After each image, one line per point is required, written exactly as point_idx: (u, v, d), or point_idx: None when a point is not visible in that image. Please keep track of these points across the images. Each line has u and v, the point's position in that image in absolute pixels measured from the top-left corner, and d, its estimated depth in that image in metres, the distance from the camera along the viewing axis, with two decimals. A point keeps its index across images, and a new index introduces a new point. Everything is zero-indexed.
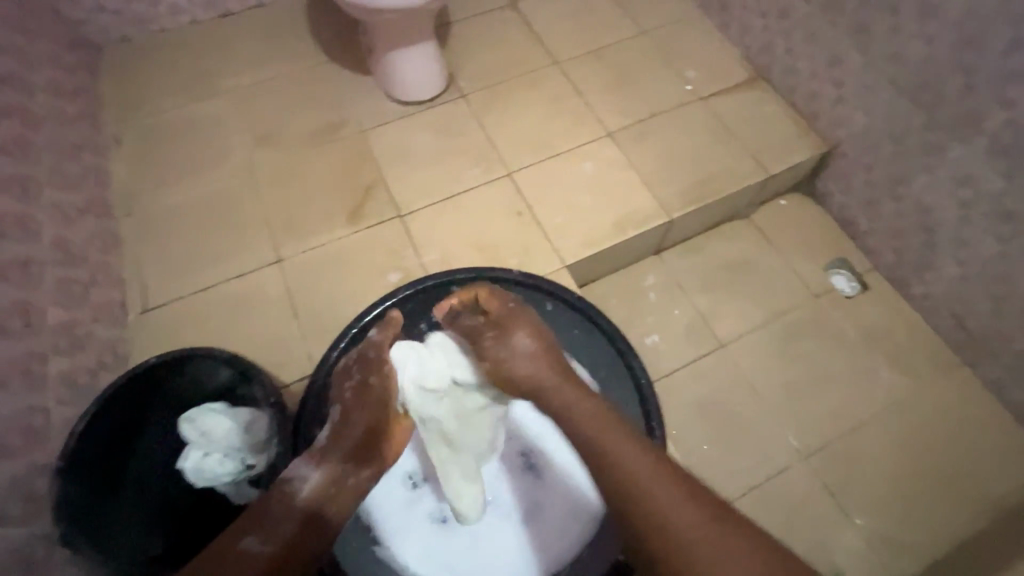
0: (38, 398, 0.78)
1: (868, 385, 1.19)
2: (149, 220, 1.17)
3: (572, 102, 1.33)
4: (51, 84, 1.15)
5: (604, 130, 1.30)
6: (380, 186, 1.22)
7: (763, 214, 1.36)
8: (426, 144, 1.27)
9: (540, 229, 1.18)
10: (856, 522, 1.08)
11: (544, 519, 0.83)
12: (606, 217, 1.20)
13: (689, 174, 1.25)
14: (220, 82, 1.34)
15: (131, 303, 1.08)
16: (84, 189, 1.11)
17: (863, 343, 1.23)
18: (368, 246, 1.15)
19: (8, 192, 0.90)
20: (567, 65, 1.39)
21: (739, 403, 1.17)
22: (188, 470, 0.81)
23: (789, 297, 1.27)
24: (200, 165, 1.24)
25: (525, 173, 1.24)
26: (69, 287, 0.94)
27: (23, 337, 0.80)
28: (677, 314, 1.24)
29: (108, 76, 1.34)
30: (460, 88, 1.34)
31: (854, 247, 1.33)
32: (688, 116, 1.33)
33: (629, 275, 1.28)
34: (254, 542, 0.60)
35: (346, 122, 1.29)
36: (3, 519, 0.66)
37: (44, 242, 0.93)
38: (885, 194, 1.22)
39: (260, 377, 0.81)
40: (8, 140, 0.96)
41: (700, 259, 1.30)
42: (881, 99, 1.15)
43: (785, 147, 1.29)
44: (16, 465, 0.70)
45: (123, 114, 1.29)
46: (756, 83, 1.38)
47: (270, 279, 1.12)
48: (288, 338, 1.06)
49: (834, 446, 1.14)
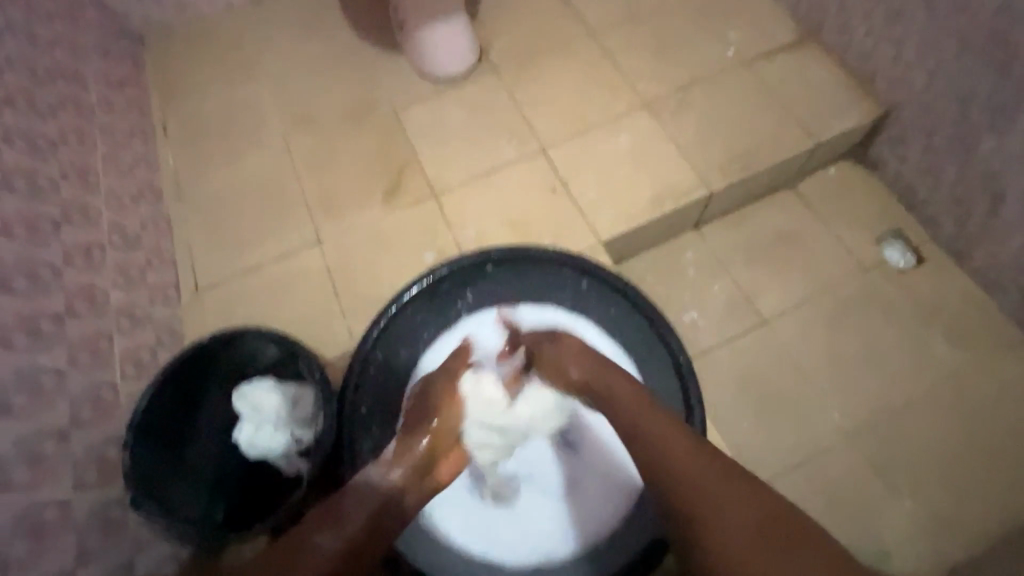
0: (107, 373, 0.84)
1: (922, 363, 1.14)
2: (196, 205, 1.22)
3: (608, 71, 1.29)
4: (101, 75, 1.20)
5: (640, 100, 1.25)
6: (413, 164, 1.22)
7: (810, 184, 1.29)
8: (460, 121, 1.26)
9: (575, 205, 1.16)
10: (905, 502, 1.05)
11: (585, 489, 0.86)
12: (643, 191, 1.16)
13: (731, 143, 1.20)
14: (257, 66, 1.37)
15: (184, 284, 1.13)
16: (137, 176, 1.16)
17: (918, 319, 1.17)
18: (404, 226, 1.16)
19: (68, 181, 0.96)
20: (602, 33, 1.34)
21: (781, 380, 1.14)
22: (241, 444, 0.85)
23: (837, 271, 1.22)
24: (242, 150, 1.27)
25: (559, 147, 1.22)
26: (127, 270, 1.00)
27: (90, 317, 0.86)
28: (717, 290, 1.21)
29: (153, 64, 1.38)
30: (492, 62, 1.32)
31: (911, 217, 1.25)
32: (731, 82, 1.26)
33: (667, 250, 1.25)
34: (325, 538, 0.59)
35: (381, 101, 1.30)
36: (82, 484, 0.72)
37: (103, 227, 0.99)
38: (947, 159, 1.13)
39: (306, 355, 0.84)
40: (65, 132, 1.01)
41: (741, 233, 1.26)
42: (945, 57, 1.06)
43: (835, 112, 1.22)
44: (90, 435, 0.76)
45: (167, 102, 1.34)
46: (806, 43, 1.29)
47: (311, 259, 1.15)
48: (331, 317, 1.09)
49: (883, 425, 1.10)
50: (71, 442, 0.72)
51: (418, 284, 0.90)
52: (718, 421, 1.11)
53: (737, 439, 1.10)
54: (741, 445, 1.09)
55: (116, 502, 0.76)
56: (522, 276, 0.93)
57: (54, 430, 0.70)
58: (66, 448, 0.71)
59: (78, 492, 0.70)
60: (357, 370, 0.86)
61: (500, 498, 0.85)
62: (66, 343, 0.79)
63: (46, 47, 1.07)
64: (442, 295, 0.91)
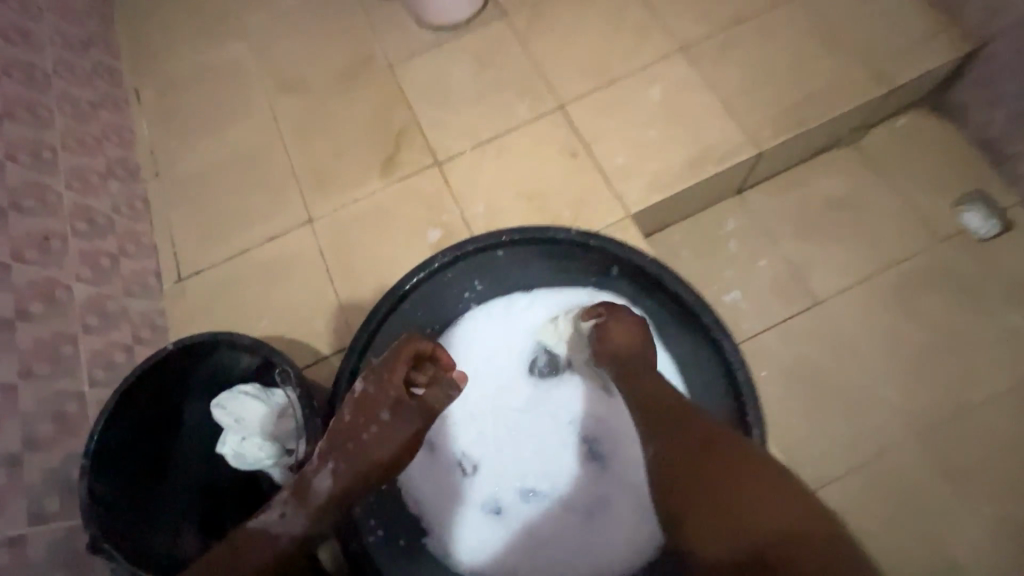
0: (71, 382, 0.74)
1: (1005, 349, 0.98)
2: (175, 182, 1.09)
3: (636, 10, 1.10)
4: (58, 35, 1.06)
5: (676, 44, 1.07)
6: (413, 129, 1.07)
7: (874, 138, 1.11)
8: (465, 76, 1.09)
9: (599, 172, 1.00)
10: (981, 509, 0.92)
11: (615, 511, 0.75)
12: (679, 154, 1.00)
13: (784, 93, 1.01)
14: (236, 20, 1.21)
15: (165, 272, 1.02)
16: (106, 151, 1.04)
17: (1003, 297, 1.00)
18: (404, 201, 1.03)
19: (19, 161, 0.84)
20: None
21: (838, 370, 0.99)
22: (226, 455, 0.75)
23: (905, 242, 1.05)
24: (222, 117, 1.13)
25: (581, 104, 1.05)
26: (96, 261, 0.89)
27: (49, 318, 0.75)
28: (763, 267, 1.06)
29: (122, 21, 1.23)
30: (501, 4, 1.14)
31: (996, 176, 1.06)
32: (784, 17, 1.06)
33: (705, 221, 1.09)
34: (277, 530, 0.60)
35: (375, 56, 1.13)
36: (39, 516, 0.63)
37: (65, 212, 0.87)
38: None
39: (285, 366, 0.72)
40: (14, 103, 0.88)
41: (792, 198, 1.09)
42: None
43: (912, 50, 1.01)
44: (50, 457, 0.66)
45: (139, 64, 1.19)
46: None
47: (302, 241, 1.03)
48: (326, 306, 0.98)
49: (958, 420, 0.96)
50: (25, 469, 0.63)
51: (414, 277, 0.74)
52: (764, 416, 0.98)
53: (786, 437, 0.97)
54: (791, 444, 0.96)
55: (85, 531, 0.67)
56: (539, 262, 0.80)
57: (3, 457, 0.61)
58: (18, 476, 0.62)
59: (35, 526, 0.61)
60: (345, 382, 0.72)
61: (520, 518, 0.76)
62: (18, 351, 0.69)
63: None
64: (446, 287, 0.78)
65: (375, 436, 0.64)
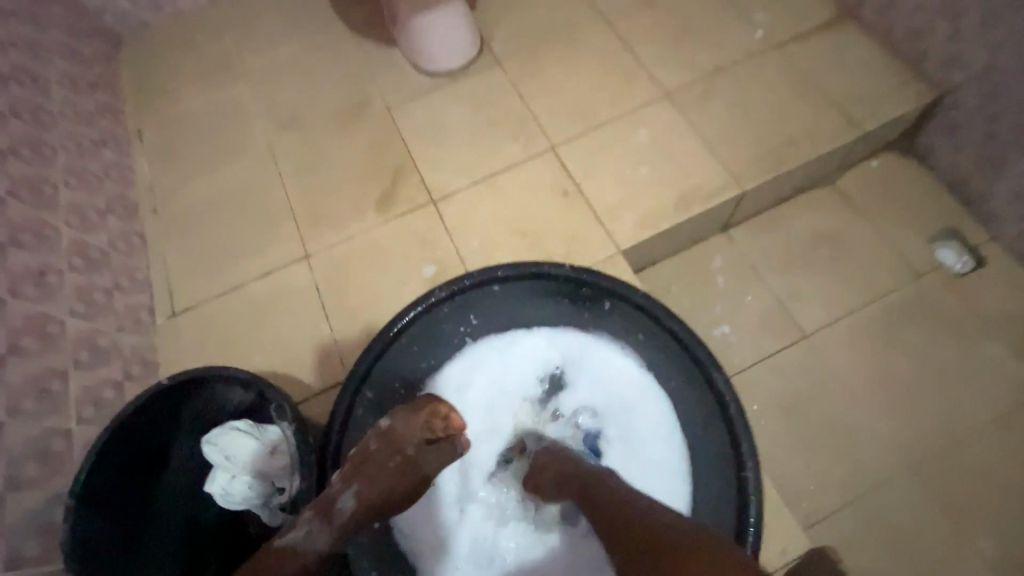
0: (59, 419, 0.73)
1: (990, 382, 1.00)
2: (173, 218, 1.11)
3: (622, 59, 1.16)
4: (66, 78, 1.10)
5: (660, 90, 1.13)
6: (410, 168, 1.10)
7: (851, 179, 1.16)
8: (460, 119, 1.14)
9: (589, 209, 1.04)
10: (978, 544, 0.91)
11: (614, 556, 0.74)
12: (666, 193, 1.04)
13: (764, 136, 1.07)
14: (239, 64, 1.26)
15: (159, 307, 1.02)
16: (106, 188, 1.06)
17: (983, 331, 1.03)
18: (400, 237, 1.05)
19: (20, 198, 0.85)
20: (616, 17, 1.21)
21: (828, 403, 1.01)
22: (214, 494, 0.74)
23: (886, 277, 1.08)
24: (223, 156, 1.16)
25: (571, 145, 1.09)
26: (91, 296, 0.89)
27: (41, 354, 0.75)
28: (751, 302, 1.08)
29: (128, 66, 1.28)
30: (495, 52, 1.20)
31: (969, 215, 1.11)
32: (761, 68, 1.13)
33: (693, 257, 1.12)
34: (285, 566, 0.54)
35: (373, 99, 1.18)
36: (19, 559, 0.60)
37: (62, 247, 0.88)
38: (1015, 149, 1.00)
39: (282, 399, 0.72)
40: (18, 142, 0.91)
41: (776, 235, 1.13)
42: (1016, 30, 0.92)
43: (881, 98, 1.08)
44: (32, 497, 0.65)
45: (143, 106, 1.23)
46: (844, 22, 1.16)
47: (298, 276, 1.04)
48: (320, 341, 0.98)
49: (949, 453, 0.96)
50: (4, 509, 0.61)
51: (411, 312, 0.75)
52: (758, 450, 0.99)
53: (780, 471, 0.97)
54: (784, 477, 0.96)
55: None
56: (534, 298, 0.81)
57: None
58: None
59: (14, 570, 0.59)
60: (340, 417, 0.71)
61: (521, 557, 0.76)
62: (8, 387, 0.68)
63: None
64: (442, 321, 0.79)
65: (395, 467, 0.64)
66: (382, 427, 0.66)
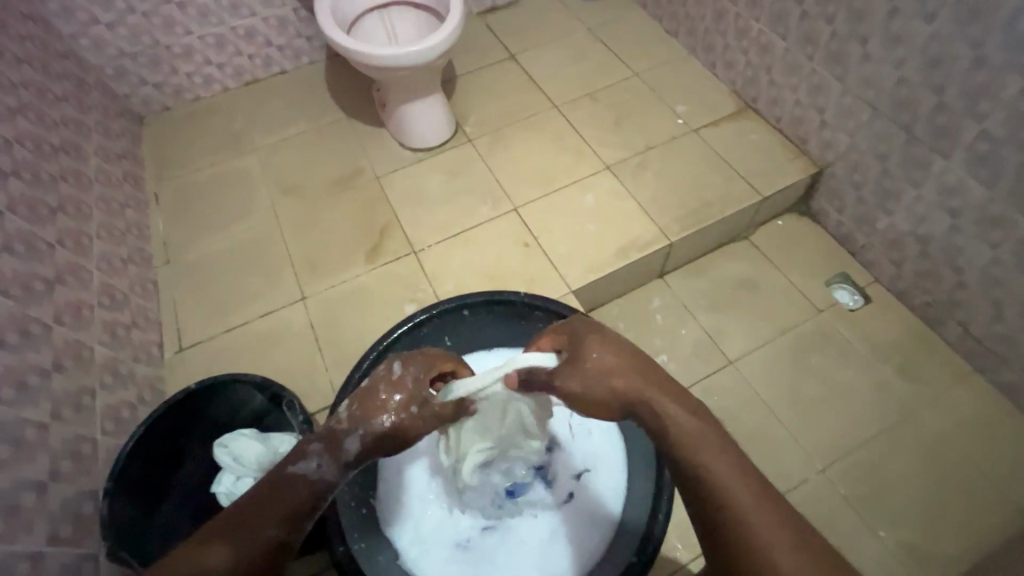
0: (88, 429, 0.85)
1: (881, 397, 1.20)
2: (185, 267, 1.27)
3: (572, 140, 1.43)
4: (100, 150, 1.29)
5: (602, 164, 1.39)
6: (395, 225, 1.31)
7: (761, 234, 1.41)
8: (438, 185, 1.37)
9: (546, 258, 1.24)
10: (881, 534, 1.07)
11: (565, 530, 0.88)
12: (609, 244, 1.26)
13: (686, 199, 1.32)
14: (249, 140, 1.48)
15: (168, 344, 1.15)
16: (128, 241, 1.22)
17: (872, 355, 1.25)
18: (385, 281, 1.23)
19: (64, 245, 1.01)
20: (565, 107, 1.50)
21: (751, 418, 1.18)
22: (219, 495, 0.85)
23: (794, 312, 1.30)
24: (232, 215, 1.34)
25: (530, 206, 1.32)
26: (114, 329, 1.03)
27: (75, 373, 0.88)
28: (684, 334, 1.28)
29: (150, 141, 1.48)
30: (467, 133, 1.45)
31: (855, 262, 1.37)
32: (681, 147, 1.41)
33: (635, 298, 1.33)
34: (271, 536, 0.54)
35: (365, 169, 1.40)
36: (56, 539, 0.71)
37: (93, 288, 1.02)
38: (877, 208, 1.26)
39: (290, 402, 0.87)
40: (64, 200, 1.07)
41: (703, 279, 1.35)
42: (862, 121, 1.21)
43: (775, 171, 1.36)
44: (67, 489, 0.76)
45: (162, 174, 1.42)
46: (744, 113, 1.46)
47: (295, 316, 1.19)
48: (314, 370, 1.12)
49: (852, 457, 1.14)
50: (48, 495, 0.72)
51: (398, 332, 0.94)
52: None
53: None
54: None
55: (91, 559, 0.74)
56: (496, 322, 1.00)
57: (34, 482, 0.71)
58: (43, 501, 0.71)
59: (53, 547, 0.70)
60: None
61: (482, 550, 0.87)
62: (51, 397, 0.80)
63: (53, 125, 1.15)
64: (423, 341, 0.97)
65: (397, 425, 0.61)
66: (392, 376, 0.61)
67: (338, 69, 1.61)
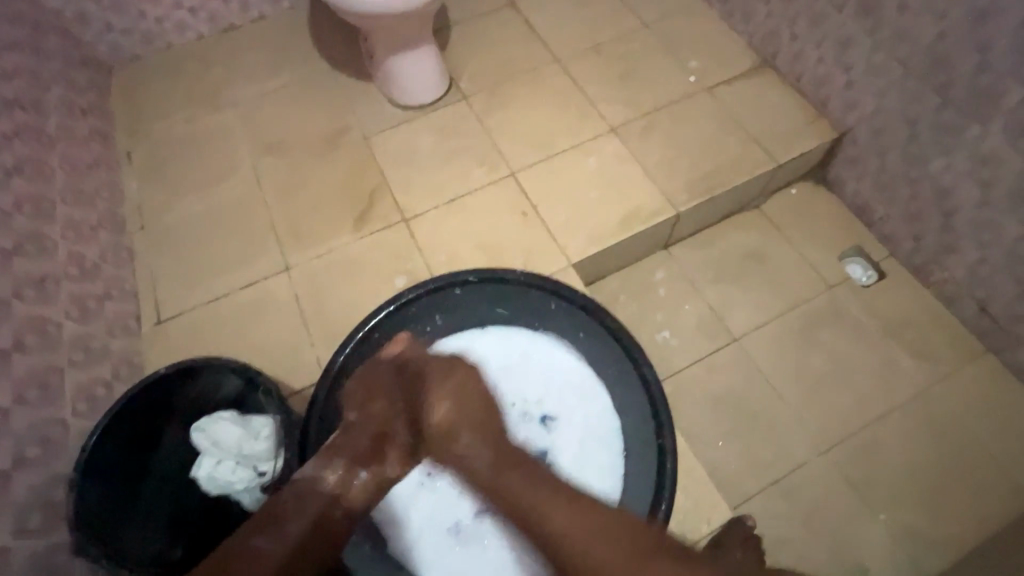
0: (55, 411, 0.81)
1: (890, 377, 1.16)
2: (158, 233, 1.19)
3: (575, 97, 1.32)
4: (63, 103, 1.18)
5: (606, 125, 1.28)
6: (383, 189, 1.22)
7: (774, 204, 1.33)
8: (430, 146, 1.27)
9: (546, 228, 1.17)
10: (881, 517, 1.05)
11: None
12: (613, 213, 1.18)
13: (696, 166, 1.23)
14: (225, 95, 1.36)
15: (145, 316, 1.09)
16: (97, 205, 1.13)
17: (883, 333, 1.20)
18: (373, 251, 1.15)
19: (22, 212, 0.93)
20: (567, 61, 1.38)
21: (753, 397, 1.14)
22: (201, 478, 0.82)
23: (803, 288, 1.24)
24: (209, 177, 1.25)
25: (528, 171, 1.23)
26: (84, 303, 0.97)
27: (39, 351, 0.83)
28: (688, 309, 1.22)
29: (118, 93, 1.37)
30: (462, 89, 1.34)
31: (870, 234, 1.29)
32: (693, 107, 1.30)
33: (638, 269, 1.26)
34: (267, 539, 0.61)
35: (350, 128, 1.30)
36: (23, 530, 0.69)
37: (58, 258, 0.96)
38: (900, 179, 1.18)
39: (267, 386, 0.84)
40: (21, 162, 0.99)
41: (710, 251, 1.28)
42: (892, 82, 1.11)
43: (792, 134, 1.26)
44: (32, 478, 0.73)
45: (132, 130, 1.32)
46: (762, 70, 1.35)
47: (278, 287, 1.13)
48: (299, 345, 1.07)
49: (855, 438, 1.11)
50: (13, 485, 0.70)
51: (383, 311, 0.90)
52: (694, 439, 1.11)
53: (713, 456, 1.10)
54: (717, 465, 1.09)
55: (63, 548, 0.73)
56: (492, 300, 0.94)
57: None
58: (6, 491, 0.69)
59: (20, 539, 0.68)
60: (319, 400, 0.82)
61: (475, 535, 0.83)
62: (12, 379, 0.76)
63: (5, 76, 1.05)
64: (410, 322, 0.92)
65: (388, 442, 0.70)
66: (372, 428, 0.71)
67: (321, 15, 1.47)
